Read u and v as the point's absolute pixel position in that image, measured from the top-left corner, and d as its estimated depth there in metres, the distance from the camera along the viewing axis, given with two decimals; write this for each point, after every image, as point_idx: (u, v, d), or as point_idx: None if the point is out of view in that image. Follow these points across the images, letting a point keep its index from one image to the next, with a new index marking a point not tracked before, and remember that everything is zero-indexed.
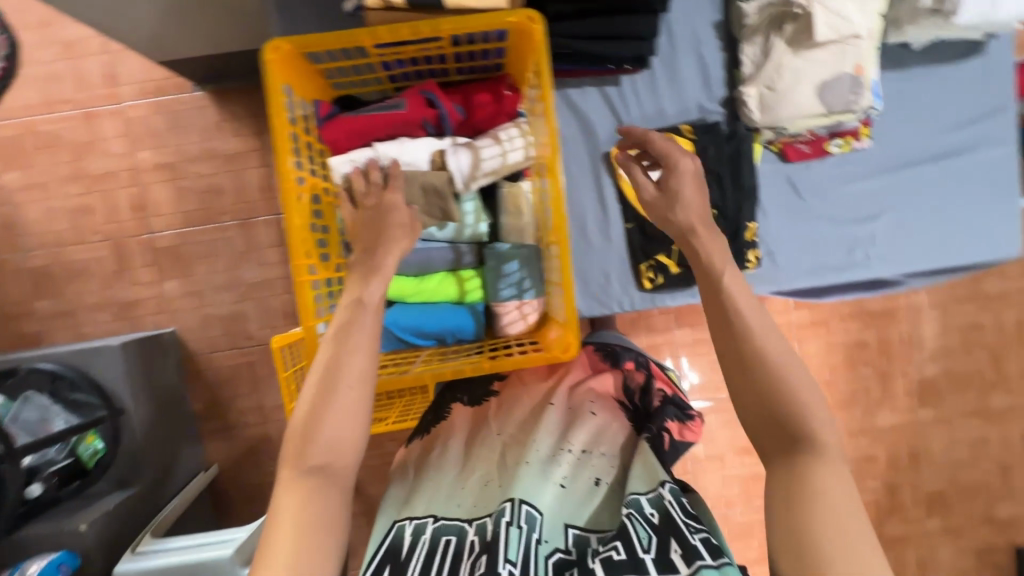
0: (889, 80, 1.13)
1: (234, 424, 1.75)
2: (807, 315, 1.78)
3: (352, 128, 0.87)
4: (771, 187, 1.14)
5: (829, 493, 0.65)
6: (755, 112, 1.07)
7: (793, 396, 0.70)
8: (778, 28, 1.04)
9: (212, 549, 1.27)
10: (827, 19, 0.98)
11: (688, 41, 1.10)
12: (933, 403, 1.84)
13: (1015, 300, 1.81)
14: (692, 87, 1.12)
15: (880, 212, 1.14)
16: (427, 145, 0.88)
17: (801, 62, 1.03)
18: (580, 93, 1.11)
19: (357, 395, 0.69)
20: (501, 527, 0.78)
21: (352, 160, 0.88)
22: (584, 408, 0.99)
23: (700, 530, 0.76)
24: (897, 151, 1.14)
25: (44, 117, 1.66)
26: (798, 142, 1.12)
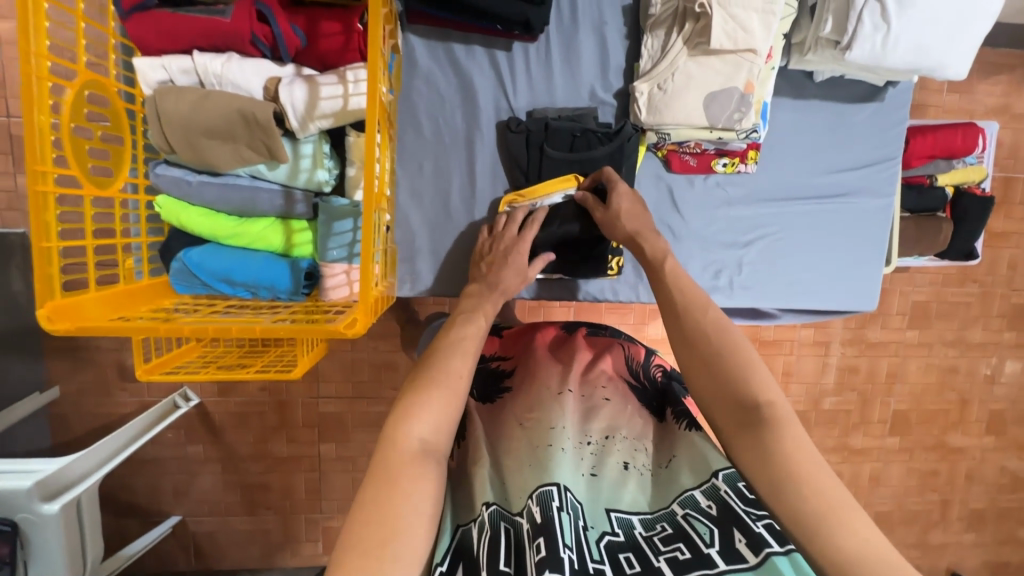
0: (785, 106, 1.11)
1: (83, 345, 1.59)
2: None
3: (164, 28, 0.74)
4: (649, 196, 1.10)
5: (794, 454, 0.69)
6: (642, 111, 1.01)
7: (737, 361, 0.77)
8: (679, 24, 0.98)
9: (9, 479, 1.14)
10: (726, 25, 0.94)
11: (591, 19, 1.03)
12: None
13: (890, 350, 1.91)
14: (587, 70, 1.05)
15: (752, 240, 1.13)
16: (263, 69, 0.77)
17: (694, 68, 0.98)
18: (465, 51, 1.02)
19: (458, 386, 0.74)
20: (550, 511, 0.70)
21: (166, 67, 0.76)
22: (597, 396, 0.92)
23: (762, 516, 0.68)
24: (781, 183, 1.13)
25: None
26: (683, 153, 1.09)
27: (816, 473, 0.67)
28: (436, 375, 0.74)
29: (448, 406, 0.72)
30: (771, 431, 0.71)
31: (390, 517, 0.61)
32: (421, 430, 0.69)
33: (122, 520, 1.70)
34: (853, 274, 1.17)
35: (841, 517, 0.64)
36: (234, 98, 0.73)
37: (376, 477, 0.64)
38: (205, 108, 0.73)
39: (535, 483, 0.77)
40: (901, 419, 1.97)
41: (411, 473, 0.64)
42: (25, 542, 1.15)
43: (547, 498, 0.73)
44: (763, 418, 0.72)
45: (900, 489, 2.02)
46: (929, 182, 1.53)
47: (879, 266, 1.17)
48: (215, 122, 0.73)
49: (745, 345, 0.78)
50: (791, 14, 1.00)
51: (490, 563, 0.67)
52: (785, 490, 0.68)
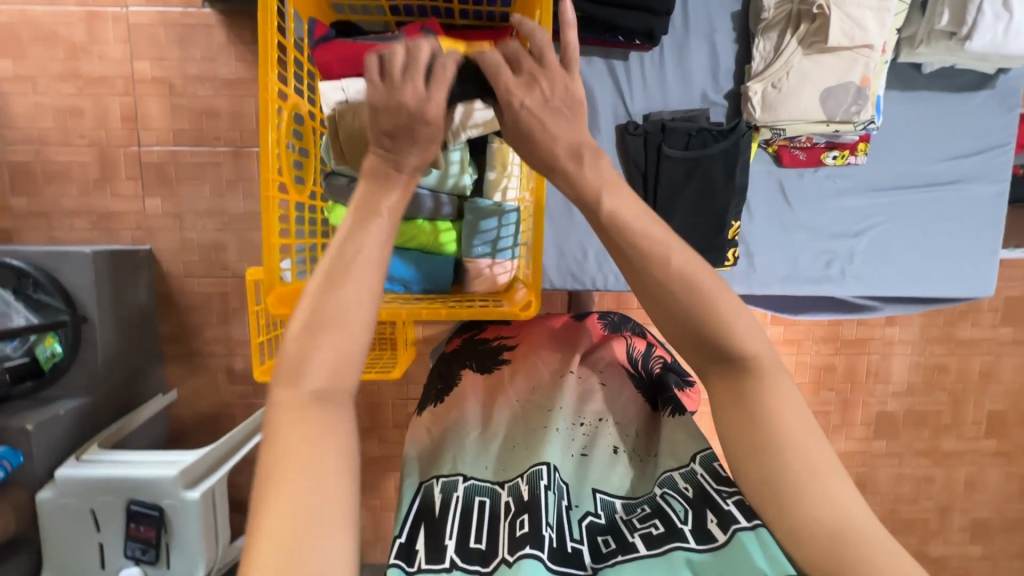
0: (896, 99, 1.13)
1: (198, 352, 1.73)
2: (781, 332, 1.80)
3: (347, 55, 0.80)
4: (760, 189, 1.13)
5: (783, 430, 0.64)
6: (756, 109, 1.06)
7: (712, 318, 0.67)
8: (793, 26, 1.04)
9: (157, 468, 1.26)
10: (842, 24, 0.99)
11: (702, 27, 1.09)
12: (887, 436, 1.88)
13: (981, 348, 1.85)
14: (700, 74, 1.10)
15: (862, 230, 1.15)
16: None
17: (808, 66, 1.04)
18: (585, 61, 1.08)
19: (349, 324, 0.63)
20: (537, 490, 0.75)
21: (344, 89, 0.82)
22: (595, 380, 0.96)
23: (733, 493, 0.70)
24: (890, 173, 1.14)
25: (43, 9, 1.56)
26: (794, 148, 1.12)
27: (793, 427, 0.65)
28: (311, 313, 0.62)
29: (342, 343, 0.62)
30: (751, 383, 0.67)
31: (285, 481, 0.55)
32: (316, 381, 0.61)
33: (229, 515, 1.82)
34: (954, 264, 1.16)
35: (816, 471, 0.62)
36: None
37: (279, 448, 0.57)
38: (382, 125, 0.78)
39: (527, 463, 0.82)
40: (997, 420, 1.89)
41: (313, 432, 0.58)
42: (167, 527, 1.27)
43: (538, 476, 0.78)
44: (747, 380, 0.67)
45: (999, 495, 1.92)
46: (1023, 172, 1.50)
47: (996, 253, 1.16)
48: None
49: (719, 297, 0.67)
50: (904, 9, 1.04)
51: (459, 540, 0.72)
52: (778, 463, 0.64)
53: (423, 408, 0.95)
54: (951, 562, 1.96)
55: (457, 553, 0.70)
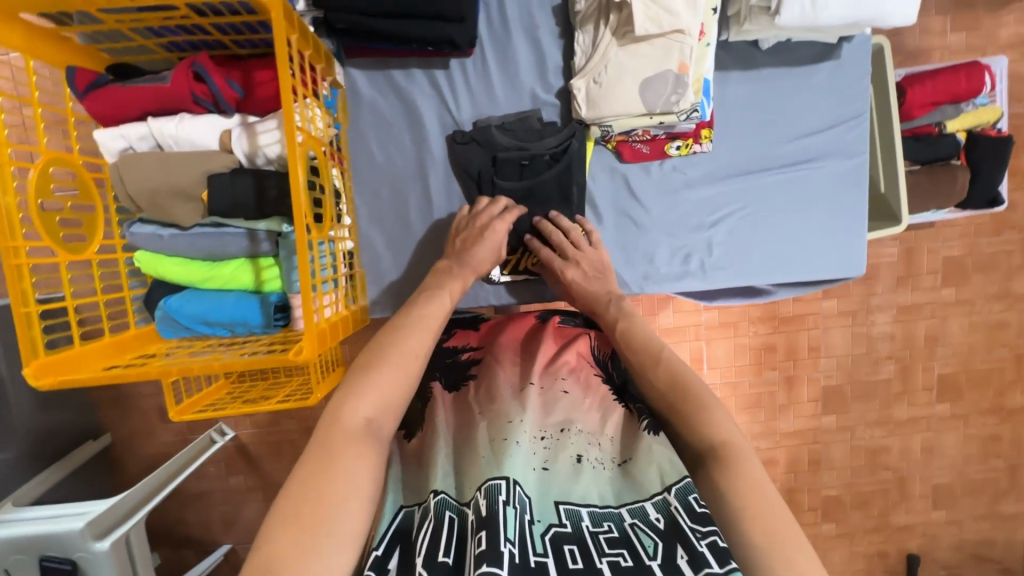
0: (736, 79, 1.08)
1: (127, 394, 1.71)
2: (716, 316, 1.75)
3: (116, 99, 0.70)
4: (604, 188, 1.09)
5: (750, 505, 0.68)
6: (582, 106, 1.00)
7: (695, 406, 0.78)
8: (605, 15, 0.97)
9: (65, 521, 1.25)
10: (648, 10, 0.91)
11: (521, 23, 1.04)
12: (837, 410, 1.84)
13: (926, 313, 1.79)
14: (527, 74, 1.06)
15: (720, 219, 1.10)
16: (210, 123, 0.73)
17: (624, 58, 0.97)
18: (405, 75, 1.04)
19: (407, 367, 0.75)
20: (496, 504, 0.68)
21: (126, 138, 0.72)
22: (556, 388, 0.91)
23: (708, 534, 0.66)
24: (740, 157, 1.10)
25: None
26: (635, 141, 1.07)
27: (766, 513, 0.68)
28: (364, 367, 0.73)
29: (393, 386, 0.73)
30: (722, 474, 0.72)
31: (327, 494, 0.61)
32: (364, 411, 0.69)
33: (180, 551, 1.82)
34: (819, 246, 1.12)
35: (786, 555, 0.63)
36: (204, 157, 0.72)
37: (317, 454, 0.65)
38: (161, 171, 0.72)
39: (485, 477, 0.74)
40: (949, 383, 1.84)
41: (347, 454, 0.65)
42: None
43: (494, 493, 0.70)
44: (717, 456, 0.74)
45: (958, 458, 1.88)
46: (937, 131, 1.43)
47: (863, 233, 1.12)
48: (178, 181, 0.72)
49: (700, 388, 0.79)
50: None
51: (428, 555, 0.65)
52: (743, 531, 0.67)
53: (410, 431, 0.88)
54: (917, 530, 1.92)
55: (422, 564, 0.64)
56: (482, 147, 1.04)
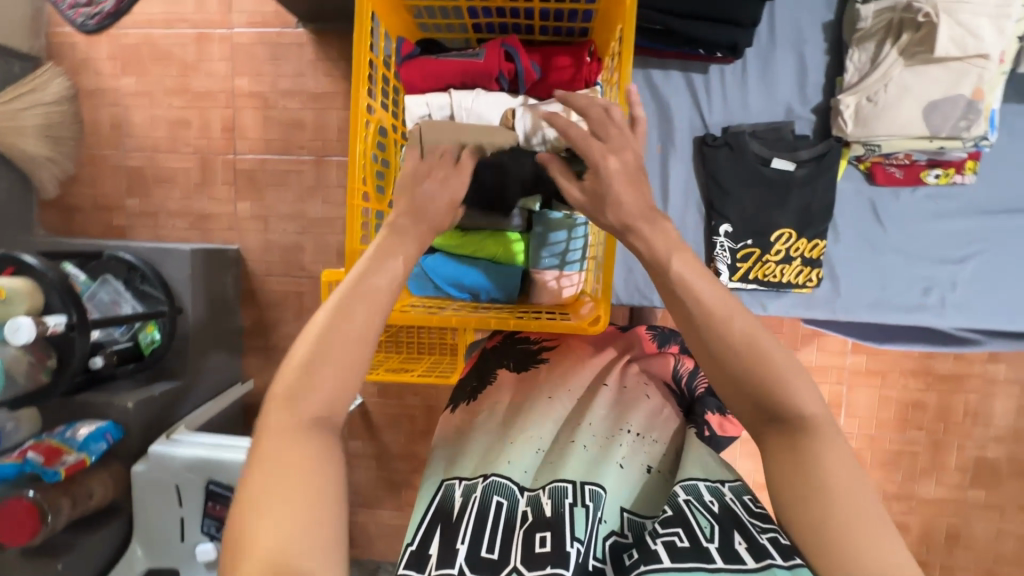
0: (1013, 112, 1.14)
1: (274, 347, 1.84)
2: (863, 361, 1.66)
3: (430, 69, 0.76)
4: (856, 210, 1.20)
5: (831, 483, 0.63)
6: (848, 122, 1.11)
7: (771, 368, 0.65)
8: (893, 35, 1.07)
9: (235, 452, 1.36)
10: (951, 32, 1.01)
11: (792, 39, 1.16)
12: (987, 485, 1.68)
13: None
14: (785, 86, 1.17)
15: (967, 256, 1.19)
16: (499, 102, 0.78)
17: (908, 79, 1.07)
18: (663, 74, 1.18)
19: (356, 357, 0.62)
20: (564, 506, 0.73)
21: (428, 105, 0.77)
22: (639, 392, 0.93)
23: (767, 530, 0.67)
24: (996, 196, 1.17)
25: (163, 32, 1.76)
26: (890, 165, 1.17)
27: (856, 494, 0.62)
28: (331, 314, 0.63)
29: (350, 353, 0.62)
30: (809, 442, 0.65)
31: (287, 489, 0.57)
32: (314, 408, 0.61)
33: None
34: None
35: (875, 536, 0.60)
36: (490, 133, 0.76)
37: (268, 452, 0.59)
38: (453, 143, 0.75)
39: (550, 477, 0.78)
40: None
41: (312, 469, 0.59)
42: None
43: (562, 494, 0.75)
44: (802, 430, 0.66)
45: None
46: None
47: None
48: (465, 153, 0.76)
49: (775, 351, 0.65)
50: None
51: (471, 547, 0.68)
52: (819, 502, 0.62)
53: (456, 404, 0.93)
54: None
55: (467, 559, 0.67)
56: (734, 151, 1.16)
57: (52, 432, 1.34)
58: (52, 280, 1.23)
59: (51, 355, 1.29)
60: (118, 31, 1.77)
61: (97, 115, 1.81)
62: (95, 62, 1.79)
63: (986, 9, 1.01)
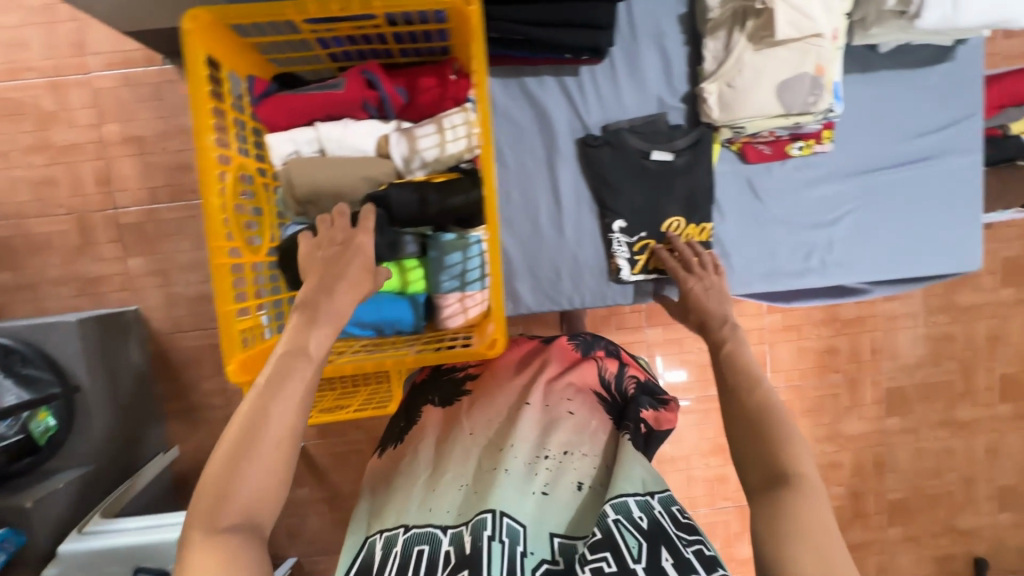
0: (855, 82, 1.08)
1: (196, 406, 1.71)
2: (779, 319, 1.77)
3: (290, 107, 0.72)
4: (727, 189, 1.09)
5: (807, 535, 0.65)
6: (713, 110, 1.00)
7: (777, 430, 0.73)
8: (739, 23, 0.97)
9: (160, 532, 1.24)
10: (789, 15, 0.91)
11: (650, 32, 1.03)
12: (901, 412, 1.84)
13: (986, 313, 1.81)
14: (653, 78, 1.04)
15: (840, 218, 1.10)
16: (371, 129, 0.75)
17: (759, 62, 0.97)
18: (537, 82, 1.03)
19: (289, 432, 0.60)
20: (482, 540, 0.72)
21: (294, 143, 0.74)
22: (562, 408, 0.93)
23: (691, 542, 0.74)
24: (859, 156, 1.09)
25: (8, 85, 1.58)
26: (758, 142, 1.07)
27: (828, 549, 0.64)
28: (265, 381, 0.60)
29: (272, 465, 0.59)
30: (790, 497, 0.68)
31: None
32: (237, 510, 0.57)
33: None
34: (931, 240, 1.10)
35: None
36: (368, 163, 0.75)
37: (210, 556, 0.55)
38: (331, 181, 0.73)
39: (476, 509, 0.78)
40: (1011, 383, 1.85)
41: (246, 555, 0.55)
42: None
43: (482, 526, 0.74)
44: (789, 485, 0.69)
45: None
46: (1002, 133, 1.47)
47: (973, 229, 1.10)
48: (345, 188, 0.74)
49: (791, 419, 0.74)
50: None
51: None
52: (793, 546, 0.64)
53: (384, 449, 0.98)
54: (983, 533, 1.90)
55: None
56: (614, 149, 1.03)
57: None
58: None
59: None
60: None
61: None
62: None
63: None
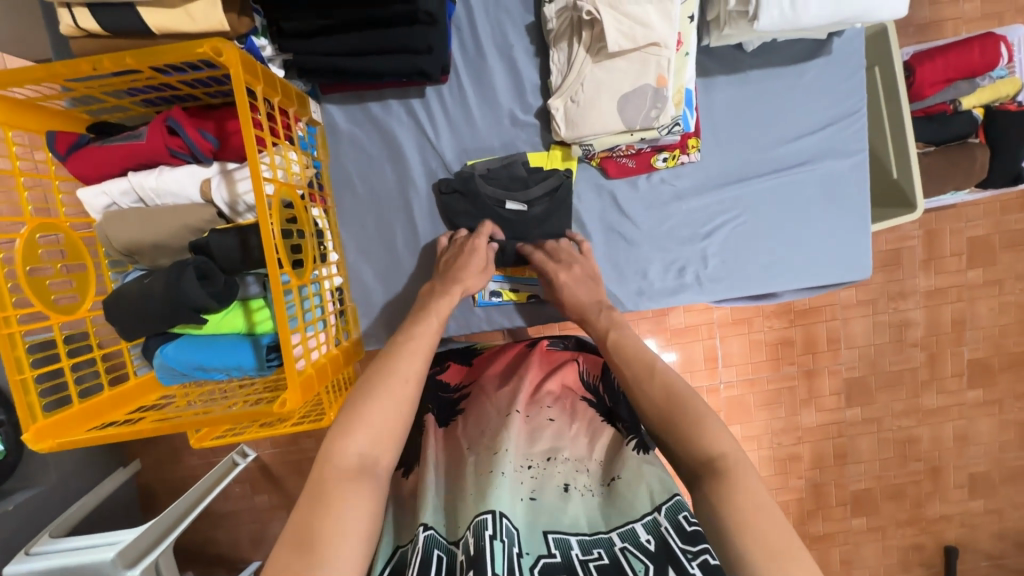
0: (728, 80, 0.84)
1: None
2: (728, 312, 1.71)
3: (97, 160, 0.71)
4: (585, 208, 0.87)
5: (744, 515, 0.57)
6: (560, 127, 0.79)
7: (686, 411, 0.66)
8: (577, 33, 0.76)
9: (97, 551, 1.29)
10: (620, 25, 0.71)
11: (492, 39, 0.83)
12: (861, 402, 1.77)
13: (952, 296, 1.72)
14: (502, 88, 0.84)
15: (715, 230, 0.87)
16: (190, 175, 0.73)
17: (601, 76, 0.75)
18: (383, 107, 0.84)
19: (403, 396, 0.63)
20: (483, 540, 0.56)
21: (110, 195, 0.73)
22: (539, 416, 0.77)
23: (698, 554, 0.56)
24: (747, 154, 0.85)
25: None
26: (619, 155, 0.84)
27: (765, 521, 0.57)
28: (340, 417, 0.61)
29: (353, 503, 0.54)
30: (718, 482, 0.60)
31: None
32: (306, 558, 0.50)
33: (211, 571, 1.87)
34: (822, 250, 0.88)
35: (781, 574, 0.52)
36: (187, 209, 0.73)
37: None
38: (146, 231, 0.72)
39: (475, 511, 0.62)
40: (980, 369, 1.76)
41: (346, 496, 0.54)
42: None
43: (481, 526, 0.58)
44: (713, 468, 0.61)
45: (994, 445, 1.81)
46: (952, 108, 1.35)
47: (867, 235, 0.87)
48: (162, 235, 0.72)
49: (693, 395, 0.67)
50: None
51: None
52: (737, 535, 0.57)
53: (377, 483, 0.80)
54: (953, 521, 1.84)
55: None
56: (468, 200, 0.84)
57: None
58: None
59: None
60: None
61: None
62: None
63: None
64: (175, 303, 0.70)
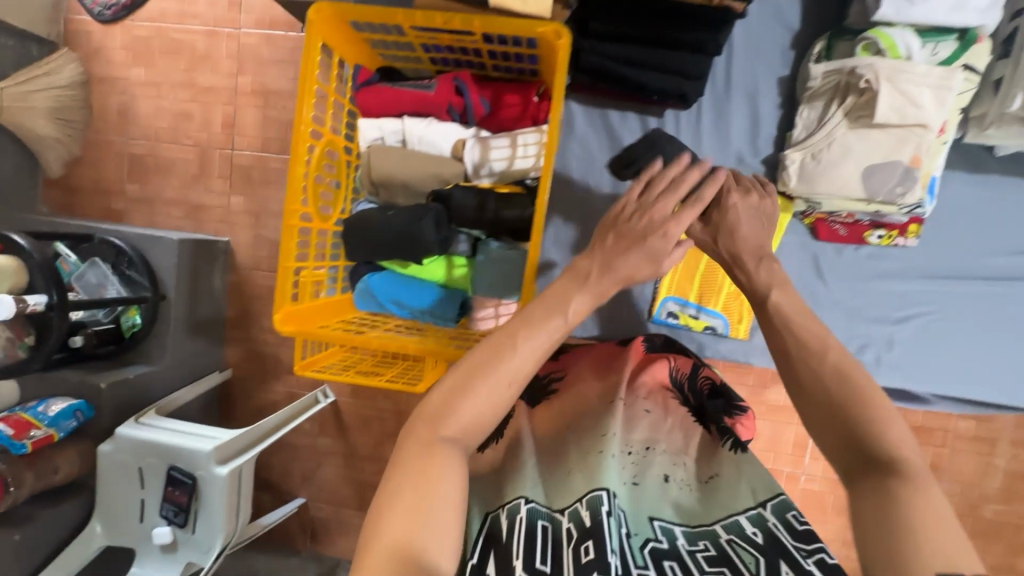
0: (959, 180, 0.94)
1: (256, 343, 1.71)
2: None
3: (386, 98, 0.80)
4: (788, 262, 0.99)
5: (923, 523, 0.53)
6: (791, 178, 0.87)
7: (865, 409, 0.63)
8: (839, 96, 0.83)
9: (194, 440, 1.33)
10: (895, 100, 0.78)
11: (743, 85, 0.93)
12: None
13: None
14: (738, 131, 0.94)
15: (907, 316, 0.98)
16: (450, 132, 0.80)
17: (854, 141, 0.83)
18: (619, 115, 0.96)
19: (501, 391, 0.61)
20: (599, 514, 0.62)
21: (382, 132, 0.81)
22: (637, 405, 0.81)
23: (813, 551, 0.57)
24: (951, 257, 0.96)
25: (175, 27, 1.58)
26: (833, 221, 0.97)
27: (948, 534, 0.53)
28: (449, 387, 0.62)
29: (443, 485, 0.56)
30: (895, 485, 0.57)
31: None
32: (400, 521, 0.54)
33: (258, 492, 1.97)
34: (990, 360, 0.97)
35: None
36: (439, 159, 0.80)
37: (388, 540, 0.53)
38: (402, 169, 0.79)
39: (586, 486, 0.68)
40: None
41: (436, 477, 0.57)
42: (198, 495, 1.33)
43: (596, 502, 0.64)
44: (893, 470, 0.58)
45: None
46: None
47: None
48: (413, 178, 0.79)
49: (876, 391, 0.63)
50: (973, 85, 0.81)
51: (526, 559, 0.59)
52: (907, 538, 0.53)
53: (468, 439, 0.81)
54: None
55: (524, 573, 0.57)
56: None
57: (25, 406, 1.33)
58: (31, 257, 1.06)
59: (32, 332, 1.14)
60: (133, 24, 1.59)
61: (103, 101, 1.63)
62: (106, 50, 1.62)
63: (928, 77, 0.77)
64: (409, 240, 0.76)
